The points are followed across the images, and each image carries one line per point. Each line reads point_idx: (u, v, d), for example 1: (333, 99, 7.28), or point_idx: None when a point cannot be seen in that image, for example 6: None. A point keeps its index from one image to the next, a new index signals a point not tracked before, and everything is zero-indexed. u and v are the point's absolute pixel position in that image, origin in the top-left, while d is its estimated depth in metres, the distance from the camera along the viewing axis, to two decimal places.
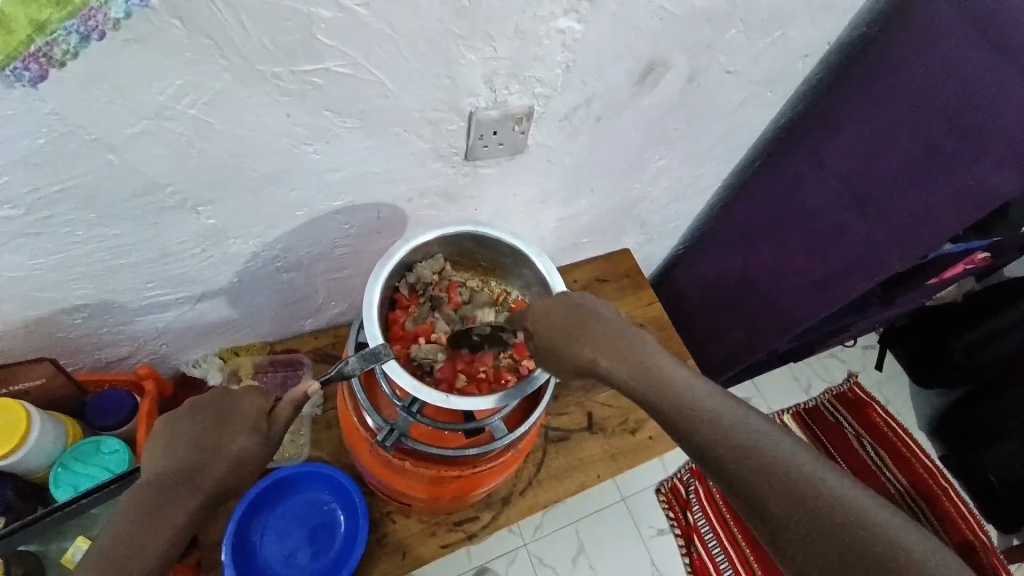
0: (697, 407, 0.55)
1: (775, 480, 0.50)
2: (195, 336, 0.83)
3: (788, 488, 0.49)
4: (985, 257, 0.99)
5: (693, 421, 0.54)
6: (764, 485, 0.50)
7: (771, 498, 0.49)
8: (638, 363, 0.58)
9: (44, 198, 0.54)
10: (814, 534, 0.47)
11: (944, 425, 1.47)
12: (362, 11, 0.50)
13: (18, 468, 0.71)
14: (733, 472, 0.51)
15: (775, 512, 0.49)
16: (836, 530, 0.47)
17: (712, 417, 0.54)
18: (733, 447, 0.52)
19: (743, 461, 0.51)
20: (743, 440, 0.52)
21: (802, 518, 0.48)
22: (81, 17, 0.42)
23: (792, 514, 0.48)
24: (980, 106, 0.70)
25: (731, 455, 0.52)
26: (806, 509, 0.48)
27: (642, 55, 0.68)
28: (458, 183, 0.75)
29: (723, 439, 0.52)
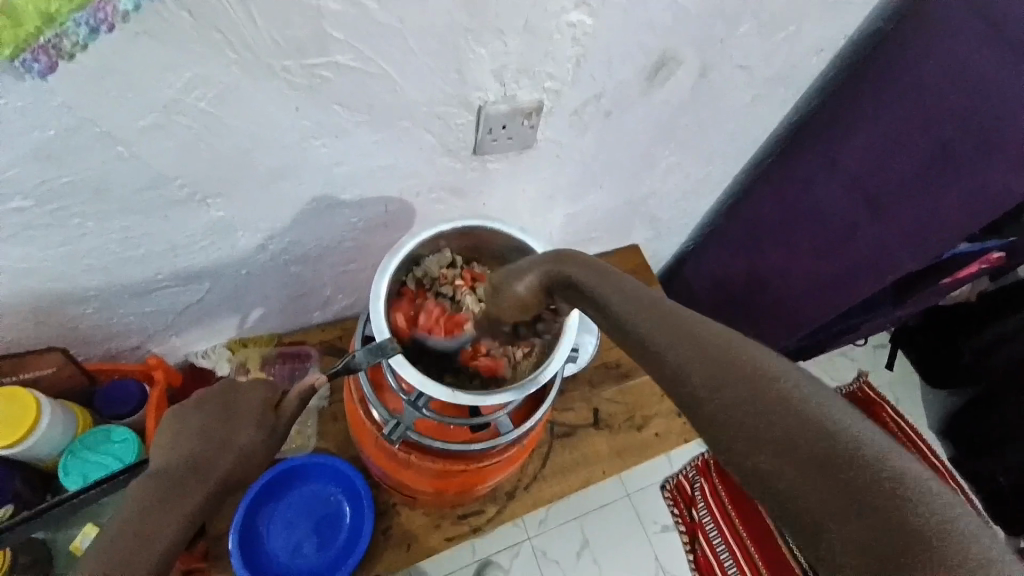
0: (656, 312, 0.41)
1: (748, 387, 0.34)
2: (203, 327, 0.83)
3: (764, 398, 0.33)
4: (1000, 257, 0.96)
5: (635, 308, 0.42)
6: (732, 394, 0.34)
7: (742, 409, 0.33)
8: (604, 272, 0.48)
9: (54, 190, 0.55)
10: (798, 450, 0.30)
11: (958, 425, 1.45)
12: (372, 5, 0.50)
13: (29, 456, 0.72)
14: (689, 380, 0.36)
15: (745, 429, 0.32)
16: (837, 455, 0.29)
17: (679, 320, 0.40)
18: (693, 347, 0.37)
19: (705, 363, 0.36)
20: (712, 343, 0.37)
21: (785, 433, 0.31)
22: (89, 9, 0.42)
23: (774, 433, 0.31)
24: (997, 104, 0.68)
25: (692, 359, 0.37)
26: (789, 424, 0.31)
27: (653, 50, 0.67)
28: (466, 178, 0.75)
29: (664, 323, 0.40)
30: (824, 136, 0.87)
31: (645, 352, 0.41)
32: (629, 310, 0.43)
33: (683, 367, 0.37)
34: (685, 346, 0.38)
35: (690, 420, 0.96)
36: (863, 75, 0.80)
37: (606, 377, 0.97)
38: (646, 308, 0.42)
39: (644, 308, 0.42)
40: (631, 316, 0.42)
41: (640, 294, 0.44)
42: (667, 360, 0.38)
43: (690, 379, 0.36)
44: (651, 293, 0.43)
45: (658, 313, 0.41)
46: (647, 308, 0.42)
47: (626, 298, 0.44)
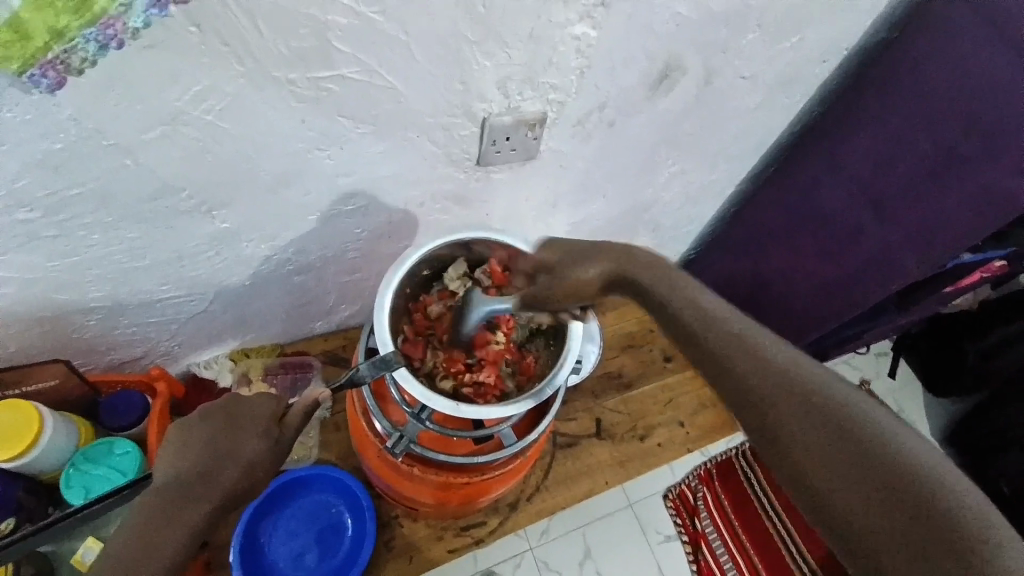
0: (756, 347, 0.46)
1: (804, 402, 0.42)
2: (206, 336, 0.83)
3: (824, 416, 0.41)
4: (1002, 266, 0.96)
5: (724, 352, 0.46)
6: (810, 417, 0.41)
7: (807, 431, 0.41)
8: (661, 280, 0.52)
9: (61, 201, 0.55)
10: (839, 449, 0.39)
11: (960, 431, 1.45)
12: (378, 16, 0.50)
13: (31, 468, 0.71)
14: (788, 415, 0.42)
15: (827, 442, 0.40)
16: (869, 448, 0.39)
17: (754, 348, 0.45)
18: (777, 374, 0.44)
19: (799, 399, 0.42)
20: (790, 372, 0.44)
21: (839, 445, 0.40)
22: (99, 25, 0.42)
23: (801, 431, 0.41)
24: (1000, 114, 0.68)
25: (787, 392, 0.43)
26: (832, 424, 0.40)
27: (656, 60, 0.68)
28: (470, 188, 0.75)
29: (765, 371, 0.44)
30: (827, 146, 0.87)
31: (699, 356, 0.48)
32: (717, 339, 0.47)
33: (755, 390, 0.44)
34: (776, 383, 0.43)
35: (693, 429, 0.95)
36: (865, 85, 0.81)
37: (609, 387, 0.97)
38: (736, 340, 0.46)
39: (721, 335, 0.47)
40: (708, 346, 0.47)
41: (728, 325, 0.48)
42: (776, 410, 0.43)
43: (769, 408, 0.43)
44: (717, 314, 0.48)
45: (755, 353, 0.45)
46: (725, 336, 0.47)
47: (706, 326, 0.48)
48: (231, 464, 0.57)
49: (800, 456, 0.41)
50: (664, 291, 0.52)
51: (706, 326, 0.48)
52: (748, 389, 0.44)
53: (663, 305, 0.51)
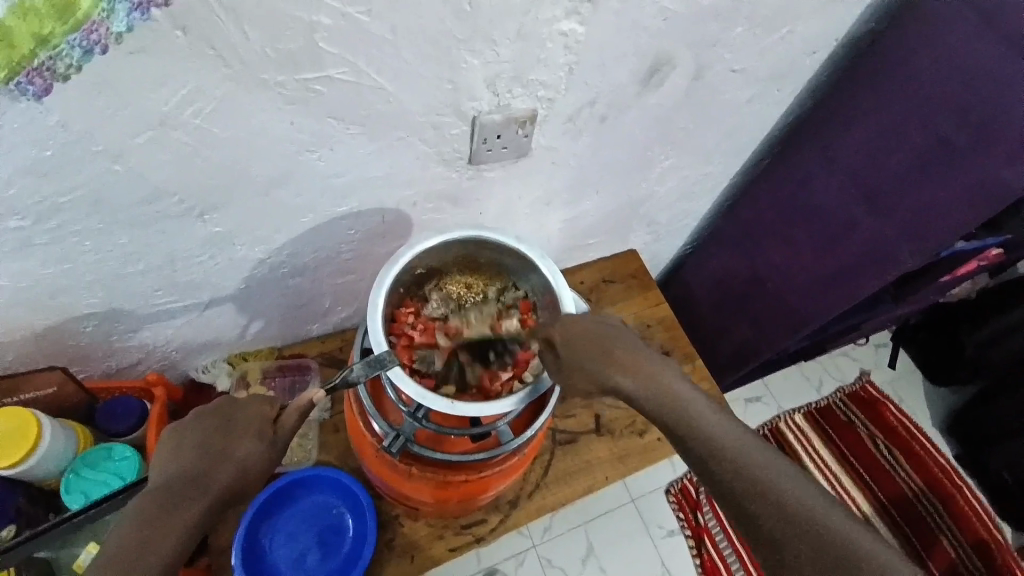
0: (751, 467, 0.57)
1: (791, 518, 0.54)
2: (203, 341, 0.83)
3: (773, 505, 0.55)
4: (999, 253, 0.96)
5: (684, 427, 0.60)
6: (786, 529, 0.54)
7: (785, 537, 0.54)
8: (658, 388, 0.61)
9: (52, 208, 0.55)
10: (810, 552, 0.52)
11: (961, 424, 1.44)
12: (364, 17, 0.50)
13: (30, 474, 0.72)
14: (768, 531, 0.54)
15: (799, 551, 0.53)
16: (819, 535, 0.53)
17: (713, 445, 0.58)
18: (753, 489, 0.56)
19: (785, 518, 0.54)
20: (771, 487, 0.55)
21: (818, 556, 0.52)
22: (83, 31, 0.43)
23: (767, 520, 0.55)
24: (991, 103, 0.68)
25: (768, 505, 0.55)
26: (792, 518, 0.54)
27: (646, 56, 0.68)
28: (462, 186, 0.75)
29: (709, 446, 0.59)
30: (819, 138, 0.87)
31: (704, 474, 0.59)
32: (722, 465, 0.58)
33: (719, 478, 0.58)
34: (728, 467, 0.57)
35: None
36: (856, 75, 0.80)
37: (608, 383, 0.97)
38: (739, 467, 0.57)
39: (709, 457, 0.58)
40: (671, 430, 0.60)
41: (726, 443, 0.58)
42: (765, 527, 0.54)
43: (758, 528, 0.55)
44: (708, 432, 0.59)
45: (753, 471, 0.56)
46: (721, 453, 0.58)
47: (717, 457, 0.58)
48: (227, 466, 0.57)
49: (790, 562, 0.53)
50: (683, 423, 0.60)
51: (714, 457, 0.58)
52: (746, 508, 0.56)
53: (681, 431, 0.60)
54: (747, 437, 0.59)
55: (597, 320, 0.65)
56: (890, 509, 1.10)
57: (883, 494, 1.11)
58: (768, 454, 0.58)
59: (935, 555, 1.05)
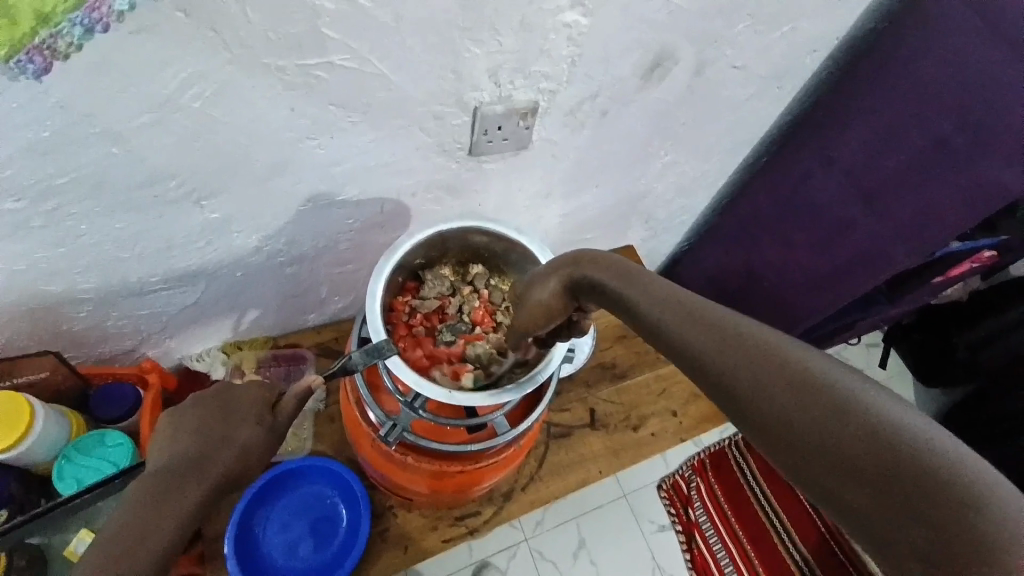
0: (752, 343, 0.36)
1: (826, 405, 0.32)
2: (198, 329, 0.83)
3: (796, 387, 0.33)
4: (992, 256, 0.97)
5: (675, 312, 0.42)
6: (813, 424, 0.32)
7: (810, 438, 0.31)
8: (622, 275, 0.49)
9: (48, 190, 0.54)
10: (852, 459, 0.30)
11: (948, 426, 1.46)
12: (368, 4, 0.50)
13: (23, 460, 0.71)
14: (783, 438, 0.33)
15: (833, 454, 0.30)
16: (874, 432, 0.30)
17: (716, 323, 0.39)
18: (766, 369, 0.34)
19: (812, 411, 0.32)
20: (783, 371, 0.34)
21: (871, 465, 0.29)
22: (85, 8, 0.42)
23: (785, 409, 0.33)
24: (989, 106, 0.69)
25: (785, 394, 0.33)
26: (828, 406, 0.31)
27: (648, 50, 0.68)
28: (462, 178, 0.75)
29: (704, 322, 0.39)
30: (818, 136, 0.87)
31: (695, 374, 0.39)
32: (712, 355, 0.37)
33: (721, 365, 0.37)
34: (730, 347, 0.37)
35: (686, 419, 0.96)
36: (856, 73, 0.80)
37: (601, 378, 0.97)
38: (738, 349, 0.36)
39: (711, 336, 0.38)
40: (657, 318, 0.43)
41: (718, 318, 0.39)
42: (777, 432, 0.33)
43: (770, 436, 0.33)
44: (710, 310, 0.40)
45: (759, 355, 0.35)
46: (711, 329, 0.39)
47: (708, 343, 0.38)
48: (222, 452, 0.56)
49: (821, 475, 0.31)
50: (667, 311, 0.42)
51: (709, 334, 0.38)
52: (752, 402, 0.34)
53: (667, 322, 0.42)
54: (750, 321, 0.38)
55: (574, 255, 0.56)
56: None
57: None
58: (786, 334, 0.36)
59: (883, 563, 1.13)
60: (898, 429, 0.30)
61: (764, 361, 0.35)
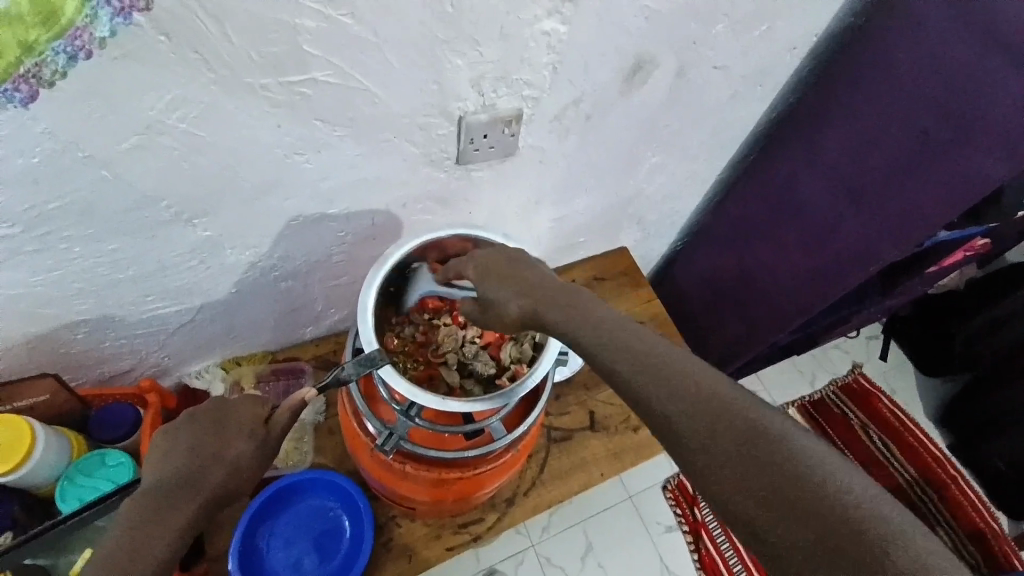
0: (727, 418, 0.44)
1: (811, 480, 0.39)
2: (196, 347, 0.83)
3: (760, 460, 0.41)
4: (985, 243, 0.98)
5: (647, 372, 0.48)
6: (774, 488, 0.40)
7: (785, 503, 0.39)
8: (589, 325, 0.52)
9: (41, 215, 0.55)
10: (831, 532, 0.37)
11: (954, 417, 1.46)
12: (347, 21, 0.51)
13: (25, 483, 0.72)
14: (732, 487, 0.42)
15: (819, 523, 0.38)
16: (823, 503, 0.38)
17: (682, 393, 0.46)
18: (746, 445, 0.42)
19: (742, 454, 0.42)
20: (746, 439, 0.43)
21: (790, 499, 0.39)
22: (68, 36, 0.43)
23: (736, 473, 0.42)
24: (966, 96, 0.70)
25: (734, 463, 0.42)
26: (774, 475, 0.40)
27: (628, 55, 0.69)
28: (452, 187, 0.76)
29: (701, 402, 0.45)
30: (802, 132, 0.88)
31: (670, 439, 0.45)
32: (703, 424, 0.44)
33: (714, 447, 0.43)
34: (734, 432, 0.43)
35: None
36: (837, 68, 0.82)
37: (601, 380, 0.97)
38: (700, 410, 0.45)
39: (700, 412, 0.44)
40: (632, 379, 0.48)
41: (695, 393, 0.45)
42: (725, 480, 0.42)
43: (744, 507, 0.41)
44: (691, 382, 0.46)
45: (715, 411, 0.44)
46: (693, 403, 0.45)
47: (669, 400, 0.46)
48: (219, 468, 0.57)
49: (752, 511, 0.40)
50: (659, 385, 0.47)
51: (680, 407, 0.45)
52: (716, 471, 0.42)
53: (654, 396, 0.46)
54: (722, 381, 0.46)
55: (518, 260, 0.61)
56: None
57: None
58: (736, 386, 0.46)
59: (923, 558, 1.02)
60: (867, 509, 0.38)
61: (728, 436, 0.43)
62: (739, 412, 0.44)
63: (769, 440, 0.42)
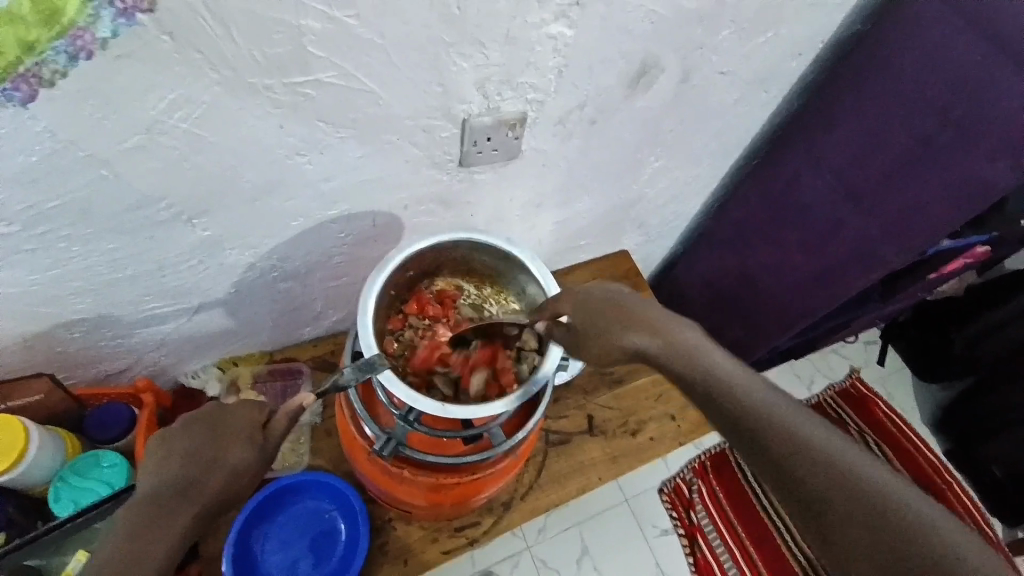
0: (781, 430, 0.54)
1: (845, 482, 0.52)
2: (193, 347, 0.83)
3: (816, 468, 0.53)
4: (984, 251, 0.97)
5: (710, 382, 0.58)
6: (833, 489, 0.52)
7: (852, 506, 0.51)
8: (699, 365, 0.59)
9: (38, 214, 0.54)
10: (880, 520, 0.50)
11: (951, 422, 1.46)
12: (352, 21, 0.50)
13: (19, 483, 0.71)
14: (858, 521, 0.50)
15: (871, 515, 0.50)
16: (859, 493, 0.51)
17: (746, 401, 0.56)
18: (799, 452, 0.53)
19: (835, 484, 0.52)
20: (803, 450, 0.54)
21: (895, 535, 0.49)
22: (68, 36, 0.43)
23: (798, 472, 0.53)
24: (972, 101, 0.69)
25: (802, 467, 0.53)
26: (836, 479, 0.52)
27: (634, 59, 0.68)
28: (454, 189, 0.75)
29: (757, 411, 0.56)
30: (805, 138, 0.87)
31: (765, 461, 0.55)
32: (798, 458, 0.53)
33: (769, 448, 0.54)
34: (786, 442, 0.54)
35: (685, 423, 0.96)
36: (841, 75, 0.81)
37: (600, 383, 0.97)
38: (752, 414, 0.56)
39: (757, 420, 0.55)
40: (692, 378, 0.59)
41: (754, 403, 0.56)
42: (837, 514, 0.51)
43: (828, 513, 0.51)
44: (752, 396, 0.57)
45: (773, 424, 0.55)
46: (750, 412, 0.56)
47: (736, 409, 0.56)
48: (216, 473, 0.56)
49: (806, 501, 0.53)
50: (754, 415, 0.55)
51: (729, 403, 0.57)
52: (787, 471, 0.53)
53: (748, 421, 0.55)
54: (816, 426, 0.55)
55: (611, 299, 0.64)
56: None
57: None
58: (825, 431, 0.55)
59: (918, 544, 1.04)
60: (881, 496, 0.51)
61: (788, 445, 0.54)
62: (792, 425, 0.55)
63: (817, 452, 0.53)
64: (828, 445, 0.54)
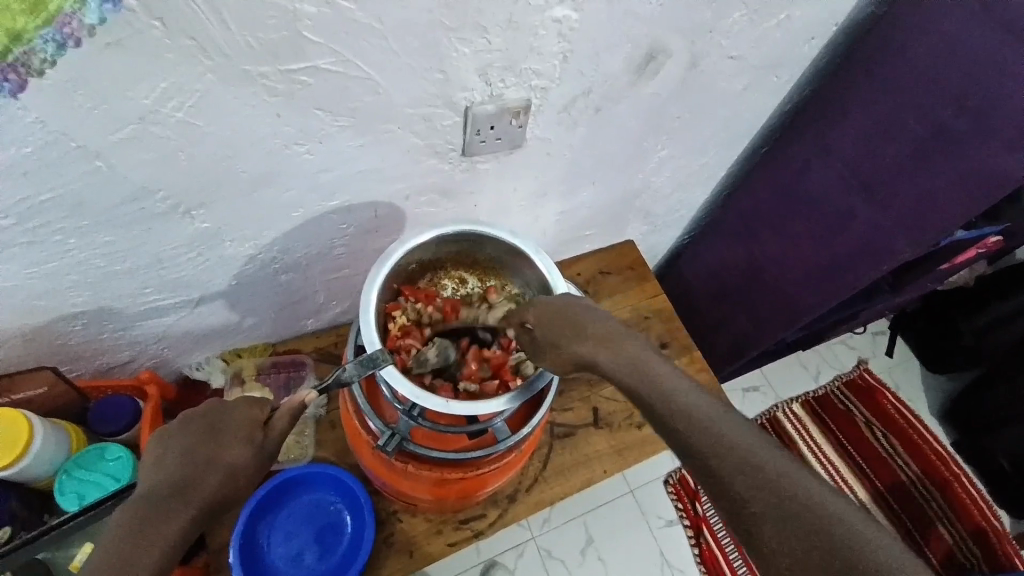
0: (717, 441, 0.53)
1: (783, 496, 0.49)
2: (195, 339, 0.82)
3: (755, 479, 0.50)
4: (998, 240, 0.96)
5: (655, 396, 0.57)
6: (769, 503, 0.49)
7: (790, 521, 0.48)
8: (650, 383, 0.58)
9: (33, 207, 0.53)
10: (816, 537, 0.47)
11: (957, 414, 1.45)
12: (349, 6, 0.49)
13: (23, 477, 0.71)
14: (784, 538, 0.48)
15: (808, 530, 0.47)
16: (799, 509, 0.49)
17: (685, 411, 0.55)
18: (735, 462, 0.52)
19: (773, 499, 0.49)
20: (742, 461, 0.51)
21: (819, 553, 0.46)
22: (56, 24, 0.41)
23: (735, 484, 0.51)
24: (988, 86, 0.67)
25: (740, 479, 0.51)
26: (774, 491, 0.50)
27: (641, 43, 0.66)
28: (456, 179, 0.74)
29: (692, 421, 0.55)
30: (816, 126, 0.85)
31: (716, 485, 0.52)
32: (729, 466, 0.52)
33: (708, 459, 0.53)
34: (722, 453, 0.52)
35: None
36: (854, 61, 0.79)
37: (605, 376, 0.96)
38: (692, 425, 0.55)
39: (694, 430, 0.54)
40: (637, 390, 0.58)
41: (693, 415, 0.55)
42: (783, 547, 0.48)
43: (761, 527, 0.49)
44: (692, 408, 0.56)
45: (710, 434, 0.53)
46: (690, 423, 0.55)
47: (677, 417, 0.55)
48: (216, 467, 0.56)
49: (742, 514, 0.50)
50: (690, 428, 0.54)
51: (671, 414, 0.56)
52: (723, 480, 0.52)
53: (698, 442, 0.53)
54: (750, 435, 0.54)
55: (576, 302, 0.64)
56: (888, 499, 1.08)
57: (879, 481, 1.09)
58: (765, 449, 0.52)
59: (932, 542, 1.03)
60: (821, 512, 0.48)
61: (727, 455, 0.52)
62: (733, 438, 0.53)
63: (757, 465, 0.51)
64: (773, 460, 0.51)
